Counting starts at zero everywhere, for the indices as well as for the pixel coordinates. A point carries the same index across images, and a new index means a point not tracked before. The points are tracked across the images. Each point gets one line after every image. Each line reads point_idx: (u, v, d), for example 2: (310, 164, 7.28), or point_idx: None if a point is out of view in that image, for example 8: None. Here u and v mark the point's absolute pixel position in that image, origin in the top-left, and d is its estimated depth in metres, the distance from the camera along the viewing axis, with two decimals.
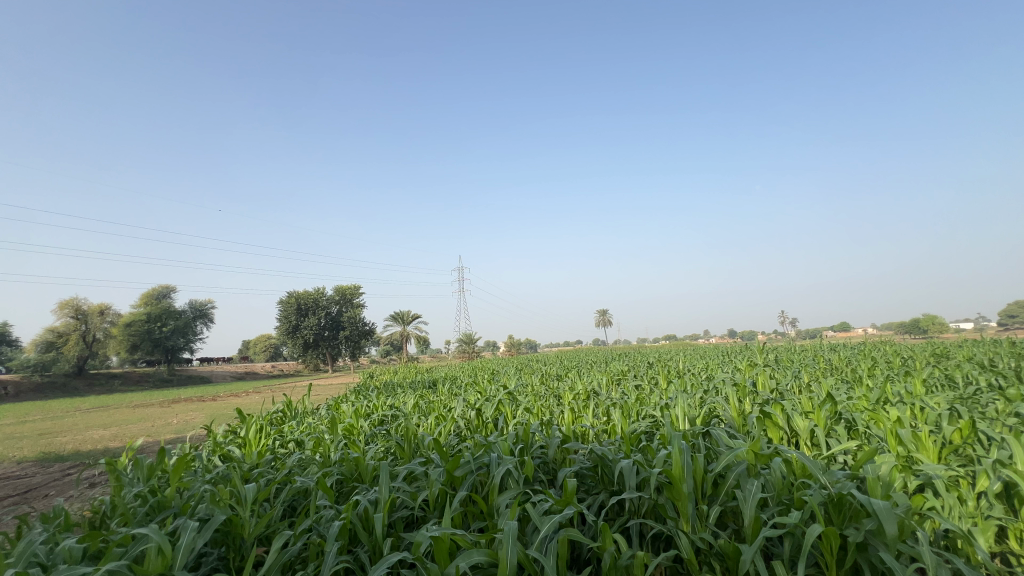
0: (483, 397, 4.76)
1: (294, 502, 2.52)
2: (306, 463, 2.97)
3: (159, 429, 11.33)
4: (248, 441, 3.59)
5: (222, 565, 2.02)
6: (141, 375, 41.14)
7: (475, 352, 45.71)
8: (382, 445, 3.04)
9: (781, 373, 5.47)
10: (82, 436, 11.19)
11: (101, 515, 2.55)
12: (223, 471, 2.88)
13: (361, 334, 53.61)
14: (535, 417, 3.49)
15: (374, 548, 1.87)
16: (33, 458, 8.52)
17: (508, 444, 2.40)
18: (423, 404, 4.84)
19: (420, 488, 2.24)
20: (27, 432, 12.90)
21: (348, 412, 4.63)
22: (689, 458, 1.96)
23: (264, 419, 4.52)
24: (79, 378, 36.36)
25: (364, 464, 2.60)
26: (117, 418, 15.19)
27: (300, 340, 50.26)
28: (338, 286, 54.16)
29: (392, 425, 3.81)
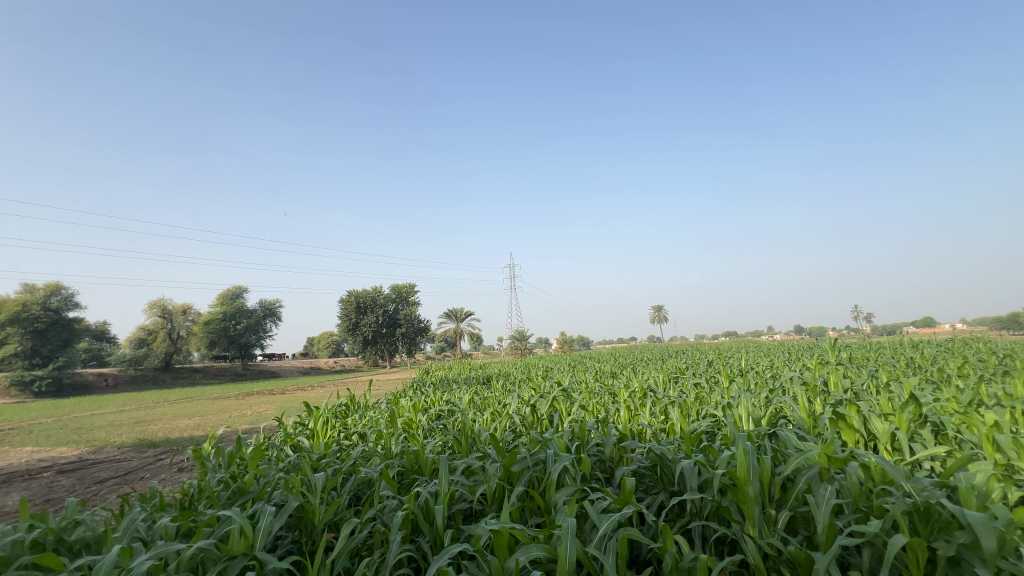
0: (537, 393, 4.77)
1: (359, 491, 2.64)
2: (370, 454, 3.10)
3: (237, 420, 12.24)
4: (316, 433, 3.81)
5: (296, 549, 2.14)
6: (220, 369, 44.50)
7: (528, 349, 45.85)
8: (441, 439, 3.12)
9: (855, 372, 5.10)
10: (172, 425, 12.29)
11: (190, 497, 2.78)
12: (295, 460, 3.07)
13: (417, 331, 55.22)
14: (590, 414, 3.47)
15: (435, 539, 1.93)
16: (130, 443, 9.47)
17: (564, 441, 2.40)
18: (478, 400, 4.92)
19: (478, 482, 2.29)
20: (127, 420, 14.35)
21: (407, 406, 4.78)
22: (754, 459, 1.88)
23: (329, 412, 4.77)
24: (167, 372, 39.92)
25: (424, 457, 2.68)
26: (201, 408, 16.61)
27: (360, 337, 52.52)
28: (395, 285, 56.12)
29: (450, 420, 3.91)
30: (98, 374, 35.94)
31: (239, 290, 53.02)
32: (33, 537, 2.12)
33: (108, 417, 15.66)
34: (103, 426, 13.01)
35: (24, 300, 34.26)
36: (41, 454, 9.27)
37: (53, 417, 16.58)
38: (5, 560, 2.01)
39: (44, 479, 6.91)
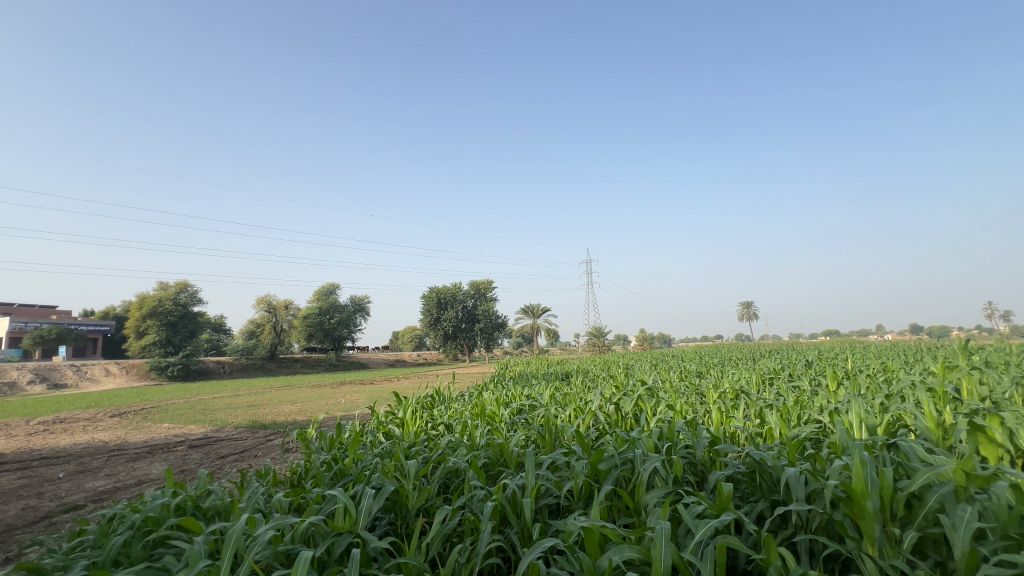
0: (619, 391, 4.68)
1: (447, 480, 2.74)
2: (457, 445, 3.21)
3: (332, 407, 13.27)
4: (406, 422, 4.01)
5: (392, 530, 2.27)
6: (317, 360, 48.40)
7: (606, 346, 45.10)
8: (525, 433, 3.16)
9: (995, 378, 4.44)
10: (277, 409, 13.61)
11: (298, 475, 3.06)
12: (388, 447, 3.25)
13: (495, 326, 56.38)
14: (679, 414, 3.33)
15: (524, 531, 1.95)
16: (246, 424, 10.61)
17: (653, 441, 2.32)
18: (559, 396, 4.91)
19: (565, 477, 2.29)
20: (241, 403, 16.10)
21: (489, 400, 4.89)
22: (873, 471, 1.70)
23: (417, 403, 5.00)
24: (273, 362, 44.19)
25: (510, 450, 2.72)
26: (302, 395, 18.17)
27: (441, 331, 54.65)
28: (473, 281, 57.62)
29: (532, 415, 3.94)
30: (218, 362, 40.64)
31: (333, 286, 57.22)
32: (177, 503, 2.44)
33: (228, 400, 17.64)
34: (223, 408, 14.70)
35: (159, 296, 39.40)
36: (176, 430, 10.68)
37: (185, 398, 18.99)
38: (157, 520, 2.33)
39: (179, 452, 7.94)
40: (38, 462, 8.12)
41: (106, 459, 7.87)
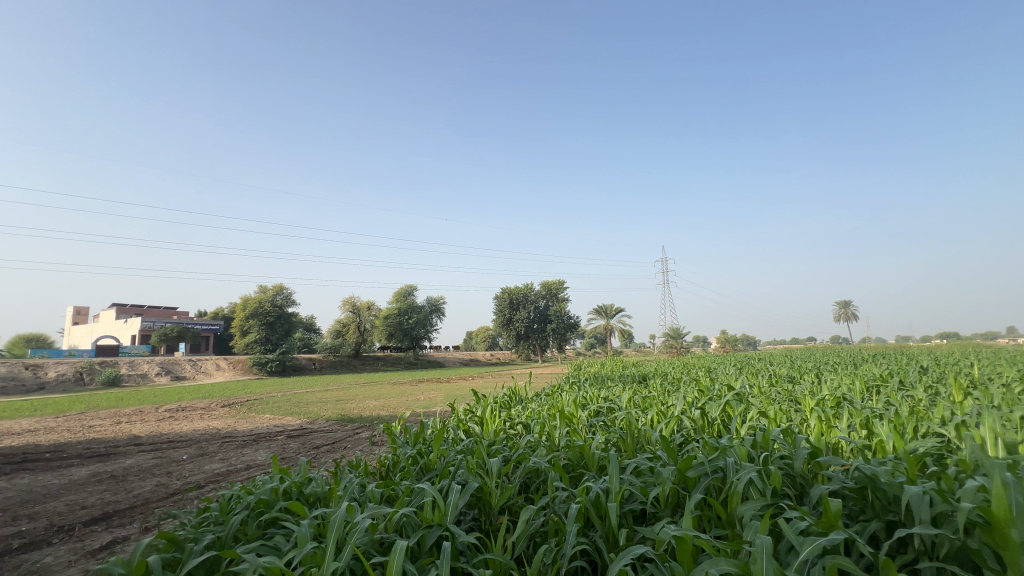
0: (703, 396, 4.47)
1: (528, 479, 2.75)
2: (536, 445, 3.22)
3: (412, 403, 13.91)
4: (485, 421, 4.09)
5: (477, 526, 2.32)
6: (397, 359, 50.88)
7: (684, 347, 43.40)
8: (605, 436, 3.10)
9: None
10: (363, 404, 14.50)
11: (386, 467, 3.24)
12: (469, 444, 3.34)
13: (568, 326, 56.06)
14: (773, 421, 3.11)
15: (609, 536, 1.93)
16: (336, 418, 11.39)
17: (746, 450, 2.20)
18: (638, 398, 4.77)
19: (651, 483, 2.22)
20: (331, 398, 17.36)
21: (566, 400, 4.87)
22: (1019, 494, 1.49)
23: (494, 401, 5.10)
24: (357, 360, 47.10)
25: (591, 453, 2.69)
26: (384, 391, 19.23)
27: (513, 331, 55.39)
28: (546, 282, 57.85)
29: (610, 418, 3.87)
30: (310, 359, 43.98)
31: (411, 288, 60.00)
32: (284, 488, 2.67)
33: (320, 394, 19.06)
34: (316, 402, 15.91)
35: (260, 298, 43.38)
36: (276, 421, 11.71)
37: (282, 392, 20.78)
38: (267, 503, 2.57)
39: (279, 441, 8.71)
40: (167, 444, 9.28)
41: (220, 444, 8.81)
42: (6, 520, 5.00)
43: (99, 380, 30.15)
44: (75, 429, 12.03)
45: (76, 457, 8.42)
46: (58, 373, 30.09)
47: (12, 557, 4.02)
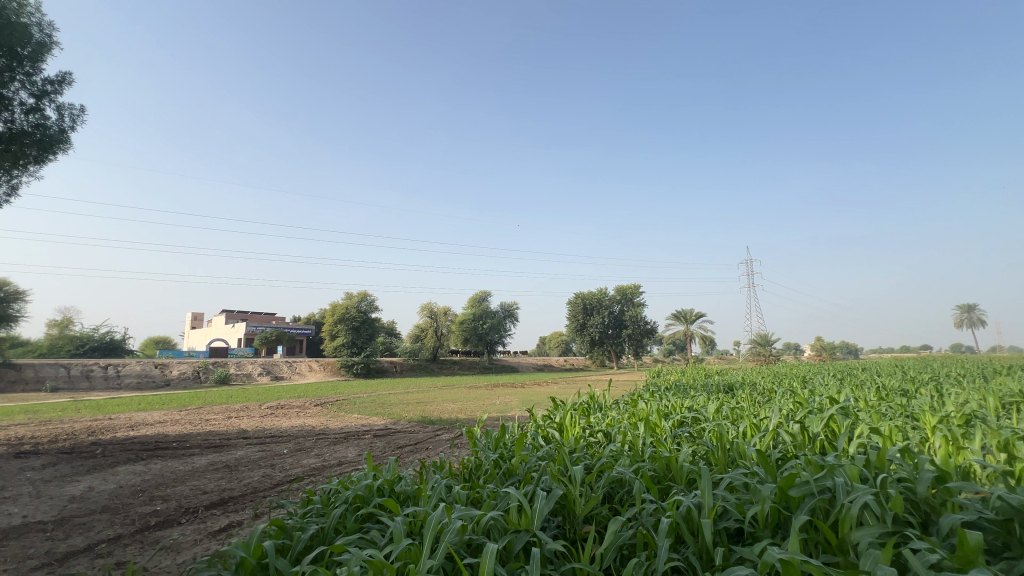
0: (802, 408, 4.12)
1: (612, 490, 2.69)
2: (619, 455, 3.15)
3: (489, 407, 14.15)
4: (565, 427, 4.07)
5: (562, 534, 2.31)
6: (472, 364, 52.07)
7: (773, 355, 40.50)
8: (692, 448, 2.97)
9: None
10: (442, 407, 14.99)
11: (469, 470, 3.32)
12: (550, 450, 3.33)
13: (645, 332, 54.32)
14: (889, 438, 2.80)
15: (702, 553, 1.85)
16: (417, 419, 11.85)
17: (859, 470, 2.00)
18: (727, 409, 4.50)
19: (747, 500, 2.09)
20: (413, 399, 18.14)
21: (648, 409, 4.71)
22: None
23: (573, 408, 5.03)
24: (436, 364, 48.81)
25: (679, 466, 2.58)
26: (462, 395, 19.76)
27: (588, 337, 54.72)
28: (621, 286, 56.67)
29: (698, 429, 3.68)
30: (392, 362, 46.25)
31: (485, 294, 61.30)
32: (377, 485, 2.83)
33: (402, 396, 20.00)
34: (398, 403, 16.67)
35: (347, 305, 46.35)
36: (363, 421, 12.45)
37: (368, 393, 22.08)
38: (363, 499, 2.72)
39: (366, 439, 9.25)
40: (270, 438, 10.19)
41: (315, 441, 9.50)
42: (145, 500, 5.75)
43: (213, 378, 33.74)
44: (196, 422, 13.56)
45: (197, 447, 9.48)
46: (180, 371, 34.06)
47: (150, 532, 4.60)
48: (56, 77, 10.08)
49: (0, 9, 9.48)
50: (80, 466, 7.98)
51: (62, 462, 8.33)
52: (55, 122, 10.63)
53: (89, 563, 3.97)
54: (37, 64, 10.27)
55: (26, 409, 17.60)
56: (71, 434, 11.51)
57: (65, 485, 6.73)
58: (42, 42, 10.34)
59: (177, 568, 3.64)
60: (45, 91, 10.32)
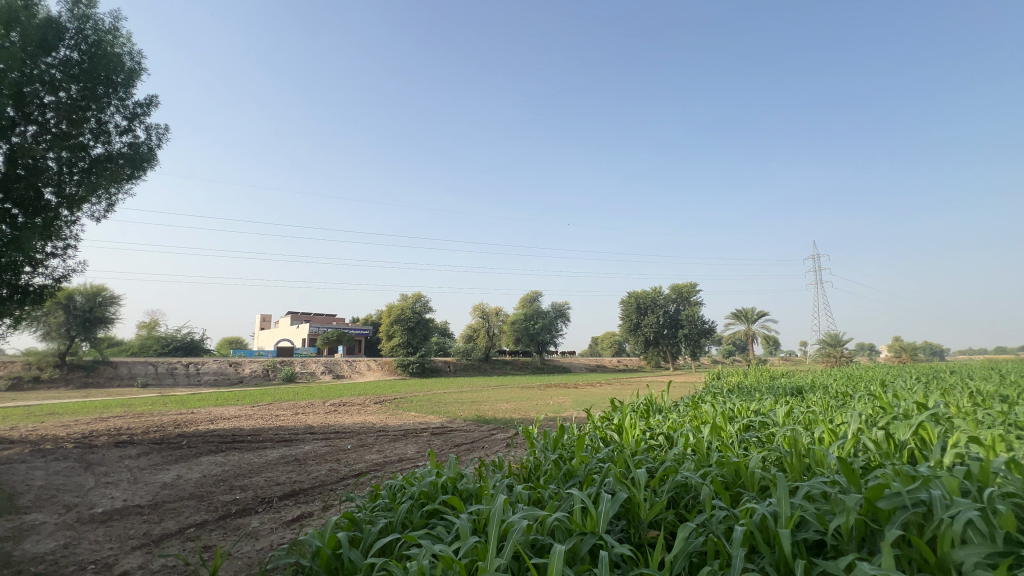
0: (884, 414, 3.82)
1: (677, 495, 2.62)
2: (683, 459, 3.05)
3: (542, 408, 14.13)
4: (625, 428, 3.99)
5: (626, 538, 2.26)
6: (524, 364, 52.26)
7: (846, 356, 37.87)
8: (763, 454, 2.84)
9: None
10: (496, 406, 15.15)
11: (528, 470, 3.33)
12: (610, 452, 3.27)
13: (702, 333, 52.42)
14: (991, 448, 2.54)
15: (780, 565, 1.76)
16: (473, 418, 12.06)
17: (958, 482, 1.83)
18: (799, 413, 4.25)
19: (827, 510, 1.97)
20: (467, 399, 18.47)
21: (711, 412, 4.53)
22: None
23: (632, 410, 4.92)
24: (488, 364, 49.39)
25: (750, 472, 2.47)
26: (515, 395, 19.88)
27: (642, 337, 53.50)
28: (676, 285, 55.06)
29: (767, 434, 3.50)
30: (446, 362, 47.25)
31: (536, 294, 61.34)
32: (441, 482, 2.89)
33: (457, 395, 20.42)
34: (453, 402, 17.02)
35: (402, 305, 47.80)
36: (421, 418, 12.81)
37: (424, 391, 22.72)
38: (427, 495, 2.80)
39: (425, 437, 9.51)
40: (334, 434, 10.69)
41: (376, 437, 9.88)
42: (225, 489, 6.19)
43: (280, 376, 35.79)
44: (267, 417, 14.47)
45: (268, 441, 10.08)
46: (252, 369, 36.42)
47: (232, 519, 4.95)
48: (145, 101, 11.09)
49: (97, 43, 10.61)
50: (170, 455, 8.72)
51: (154, 451, 9.13)
52: (144, 141, 11.67)
53: (181, 545, 4.33)
54: (130, 89, 11.34)
55: (123, 403, 19.39)
56: (160, 426, 12.59)
57: (157, 473, 7.37)
58: (133, 69, 11.41)
59: (256, 554, 3.90)
60: (136, 114, 11.36)
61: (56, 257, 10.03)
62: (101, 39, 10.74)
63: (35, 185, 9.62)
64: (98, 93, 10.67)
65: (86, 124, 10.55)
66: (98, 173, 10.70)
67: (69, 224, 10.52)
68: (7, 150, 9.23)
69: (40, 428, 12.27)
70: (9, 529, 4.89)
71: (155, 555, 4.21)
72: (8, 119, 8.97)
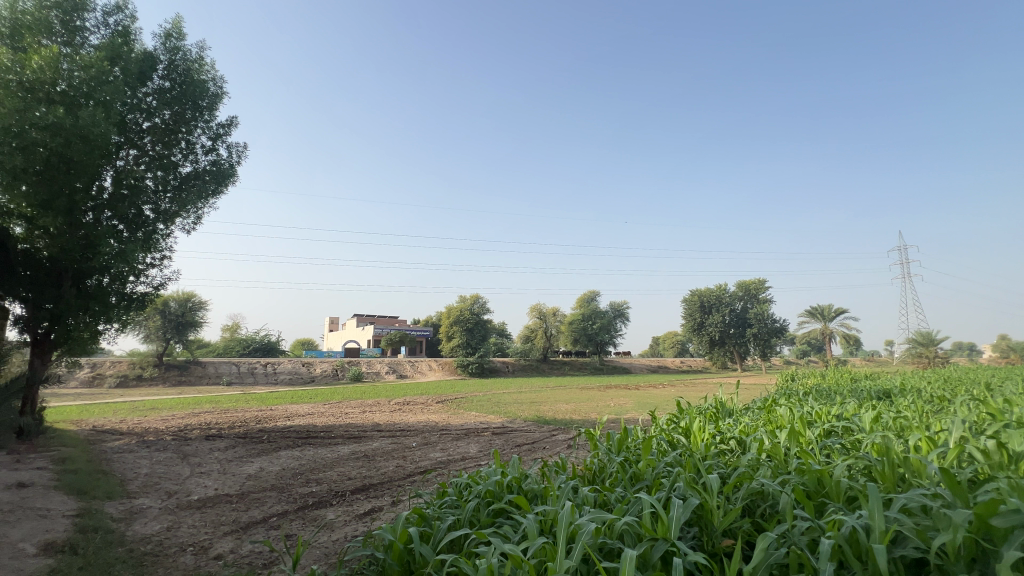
0: (993, 423, 3.44)
1: (753, 503, 2.49)
2: (758, 465, 2.89)
3: (603, 409, 13.94)
4: (694, 431, 3.84)
5: (699, 545, 2.17)
6: (583, 364, 51.75)
7: (941, 357, 34.38)
8: (849, 462, 2.64)
9: None
10: (555, 407, 15.13)
11: (592, 472, 3.28)
12: (679, 456, 3.16)
13: (772, 332, 49.60)
14: None
15: None
16: (532, 418, 12.11)
17: None
18: (889, 418, 3.90)
19: (930, 526, 1.80)
20: (527, 399, 18.58)
21: (787, 415, 4.26)
22: None
23: (700, 413, 4.73)
24: (546, 364, 49.36)
25: (835, 481, 2.30)
26: (575, 396, 19.74)
27: (706, 337, 51.40)
28: (743, 282, 52.51)
29: (853, 441, 3.25)
30: (505, 363, 47.71)
31: (594, 294, 60.58)
32: (506, 482, 2.92)
33: (516, 395, 20.58)
34: (513, 402, 17.16)
35: (461, 307, 48.79)
36: (481, 418, 13.02)
37: (483, 391, 23.09)
38: (493, 494, 2.83)
39: (486, 436, 9.65)
40: (399, 432, 11.10)
41: (439, 435, 10.14)
42: (302, 482, 6.59)
43: (348, 376, 37.63)
44: (338, 415, 15.28)
45: (340, 437, 10.62)
46: (323, 369, 38.56)
47: (309, 511, 5.27)
48: (226, 121, 12.07)
49: (184, 73, 11.64)
50: (253, 449, 9.40)
51: (240, 445, 9.88)
52: (226, 159, 12.67)
53: (266, 532, 4.67)
54: (213, 112, 12.32)
55: (212, 400, 21.18)
56: (244, 422, 13.62)
57: (242, 465, 7.97)
58: (217, 94, 12.40)
59: (334, 544, 4.11)
60: (219, 134, 12.35)
61: (155, 267, 11.14)
62: (189, 68, 11.76)
63: (136, 203, 10.70)
64: (187, 117, 11.68)
65: (177, 146, 11.60)
66: (188, 190, 11.72)
67: (165, 237, 11.61)
68: (114, 173, 10.40)
69: (144, 421, 13.64)
70: (121, 511, 5.47)
71: (243, 540, 4.56)
72: (114, 145, 10.08)
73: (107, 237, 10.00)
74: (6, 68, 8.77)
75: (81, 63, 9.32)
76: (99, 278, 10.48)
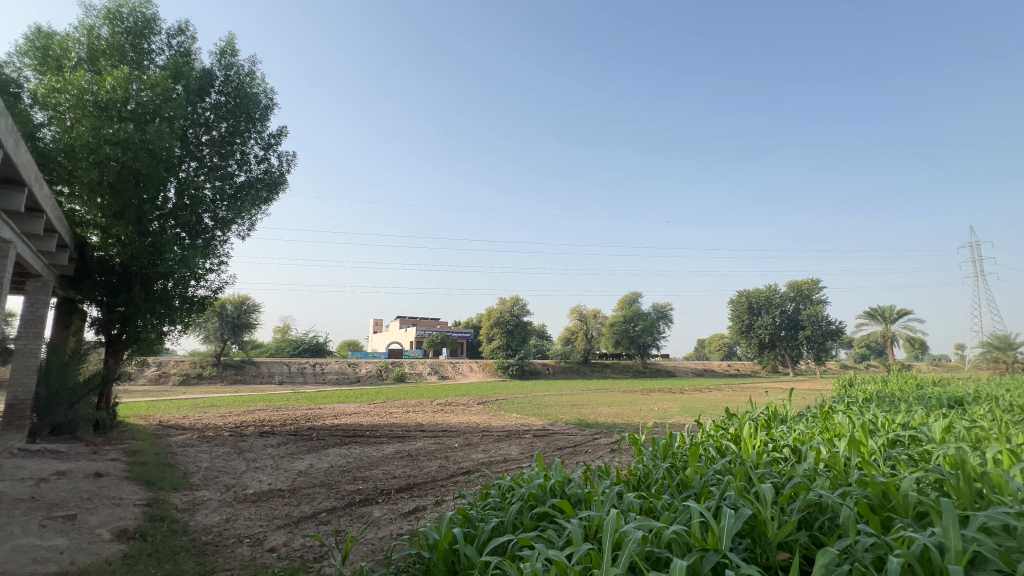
0: None
1: (810, 515, 2.36)
2: (815, 475, 2.74)
3: (647, 413, 13.63)
4: (744, 438, 3.68)
5: (752, 558, 2.08)
6: (625, 367, 50.87)
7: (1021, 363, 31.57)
8: (917, 475, 2.46)
9: None
10: (597, 410, 14.93)
11: (636, 478, 3.21)
12: (728, 464, 3.03)
13: (828, 334, 47.09)
14: None
15: None
16: (573, 422, 11.97)
17: None
18: (963, 428, 3.60)
19: (1014, 548, 1.65)
20: (568, 402, 18.46)
21: (846, 422, 4.02)
22: None
23: (751, 419, 4.52)
24: (587, 367, 48.85)
25: (903, 494, 2.15)
26: (617, 399, 19.41)
27: (756, 340, 49.38)
28: (795, 282, 50.05)
29: (921, 452, 3.02)
30: (545, 365, 47.54)
31: (636, 295, 59.45)
32: (550, 486, 2.90)
33: (557, 397, 20.49)
34: (554, 405, 17.06)
35: (501, 308, 48.99)
36: (522, 420, 13.02)
37: (524, 393, 23.12)
38: (537, 497, 2.83)
39: (527, 439, 9.63)
40: (441, 432, 11.26)
41: (480, 437, 10.21)
42: (350, 479, 6.80)
43: (392, 376, 38.53)
44: (382, 414, 15.69)
45: (384, 436, 10.89)
46: (368, 369, 39.69)
47: (356, 507, 5.42)
48: (277, 131, 12.66)
49: (238, 86, 12.27)
50: (303, 446, 9.79)
51: (291, 442, 10.32)
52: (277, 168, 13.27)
53: (316, 527, 4.84)
54: (265, 122, 12.92)
55: (266, 398, 22.26)
56: (294, 419, 14.23)
57: (293, 461, 8.31)
58: (268, 105, 13.02)
59: (380, 542, 4.21)
60: (270, 144, 12.98)
61: (214, 272, 11.82)
62: (242, 82, 12.40)
63: (197, 211, 11.37)
64: (241, 129, 12.30)
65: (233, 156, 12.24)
66: (243, 198, 12.32)
67: (222, 243, 12.28)
68: (177, 184, 11.06)
69: (205, 417, 14.51)
70: (184, 502, 5.81)
71: (295, 534, 4.74)
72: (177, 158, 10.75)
73: (171, 245, 10.69)
74: (84, 89, 9.46)
75: (149, 83, 9.95)
76: (164, 282, 11.20)
